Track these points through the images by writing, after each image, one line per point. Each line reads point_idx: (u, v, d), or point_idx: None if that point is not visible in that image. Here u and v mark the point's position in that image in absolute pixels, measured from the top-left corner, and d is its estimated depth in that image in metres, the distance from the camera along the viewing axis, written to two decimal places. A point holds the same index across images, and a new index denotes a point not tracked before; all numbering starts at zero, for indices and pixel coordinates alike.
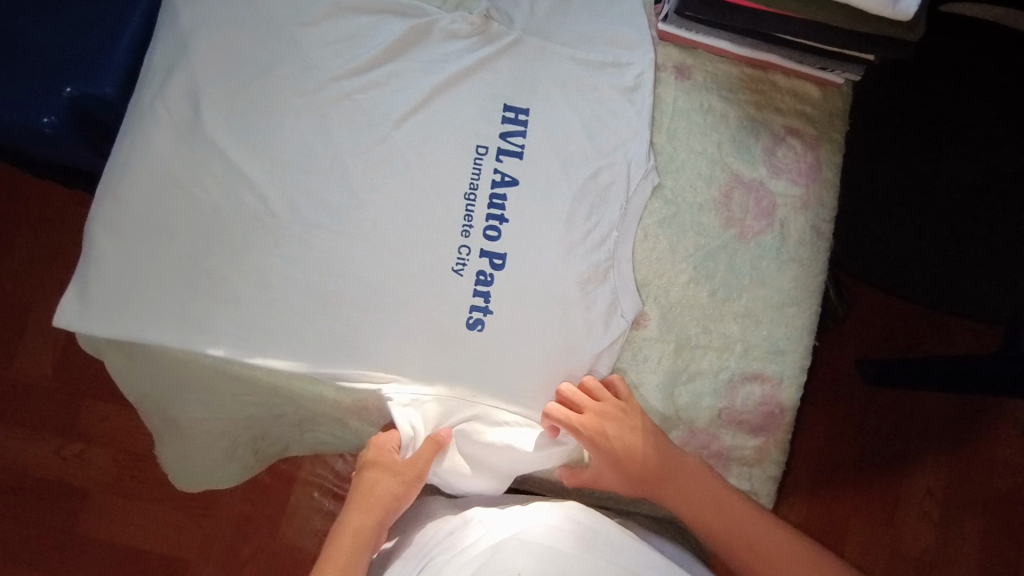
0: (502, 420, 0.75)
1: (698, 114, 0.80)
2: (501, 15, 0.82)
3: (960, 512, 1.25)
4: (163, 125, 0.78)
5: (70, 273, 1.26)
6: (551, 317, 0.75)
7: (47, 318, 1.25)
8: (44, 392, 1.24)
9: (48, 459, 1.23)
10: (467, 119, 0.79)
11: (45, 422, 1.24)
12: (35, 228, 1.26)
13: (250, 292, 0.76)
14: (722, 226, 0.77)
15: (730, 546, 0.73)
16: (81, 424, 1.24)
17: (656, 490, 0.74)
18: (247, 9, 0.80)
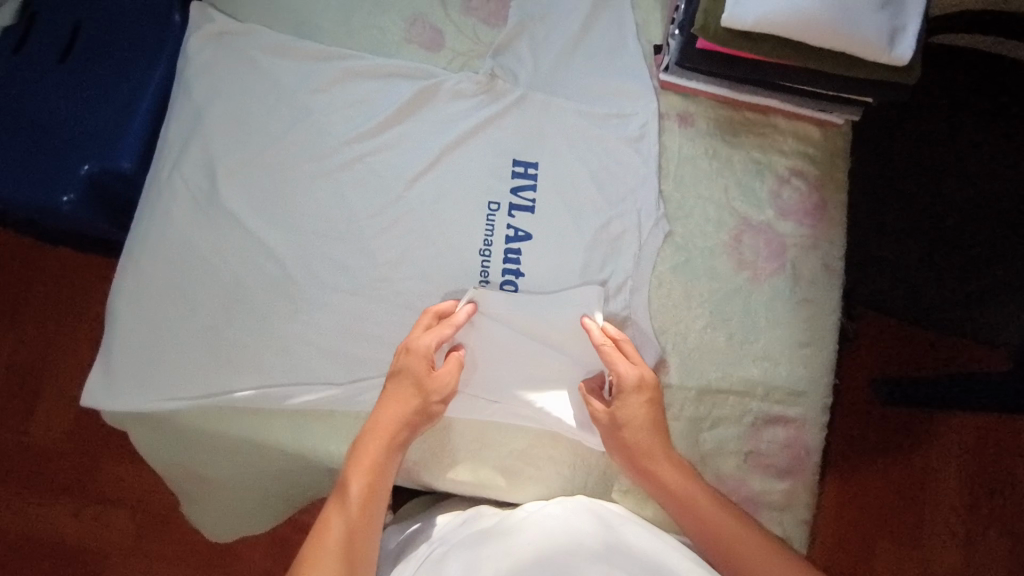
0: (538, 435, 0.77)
1: (704, 160, 0.82)
2: (506, 73, 0.83)
3: (985, 532, 1.23)
4: (180, 198, 0.80)
5: (86, 334, 1.27)
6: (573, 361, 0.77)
7: (65, 381, 1.26)
8: (62, 455, 1.24)
9: (69, 523, 1.22)
10: (478, 177, 0.81)
11: (64, 486, 1.23)
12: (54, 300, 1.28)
13: (274, 361, 0.77)
14: (734, 270, 0.78)
15: (717, 543, 0.69)
16: (100, 486, 1.23)
17: (650, 470, 0.72)
18: (259, 80, 0.82)
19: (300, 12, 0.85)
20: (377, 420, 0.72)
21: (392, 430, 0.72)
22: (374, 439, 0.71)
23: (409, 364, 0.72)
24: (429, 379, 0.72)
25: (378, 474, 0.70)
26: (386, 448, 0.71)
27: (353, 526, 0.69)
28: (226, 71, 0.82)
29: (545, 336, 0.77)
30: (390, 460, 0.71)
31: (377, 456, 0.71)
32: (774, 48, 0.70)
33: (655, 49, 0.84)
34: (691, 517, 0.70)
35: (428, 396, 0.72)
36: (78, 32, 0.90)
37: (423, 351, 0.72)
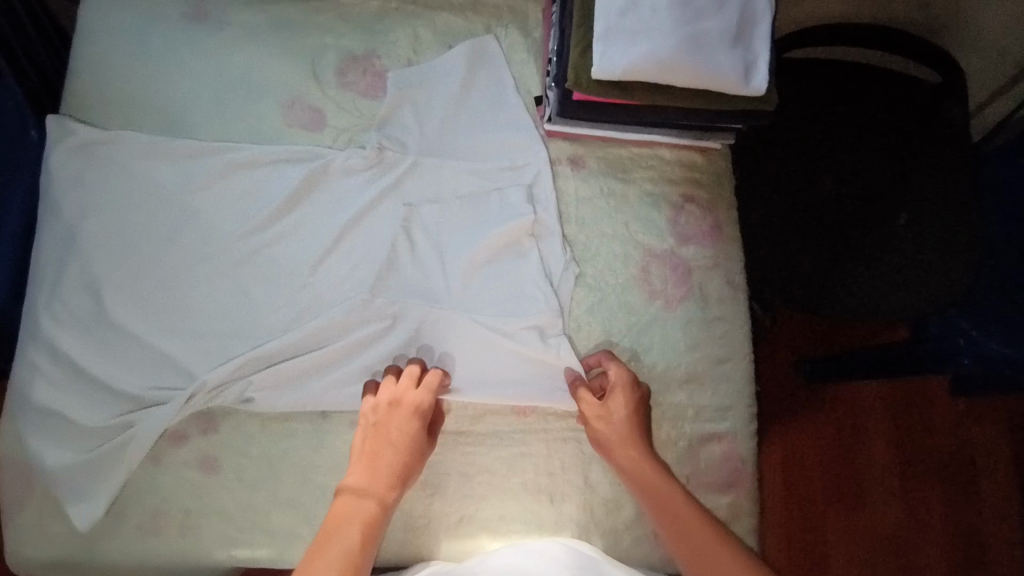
0: (483, 473, 0.77)
1: (601, 200, 0.85)
2: (393, 142, 0.83)
3: (924, 512, 1.26)
4: (62, 324, 0.74)
5: None
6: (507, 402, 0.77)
7: None
8: None
9: None
10: (381, 251, 0.80)
11: None
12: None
13: (196, 477, 0.74)
14: (647, 301, 0.81)
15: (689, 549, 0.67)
16: None
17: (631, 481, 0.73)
18: (136, 187, 0.79)
19: (169, 112, 0.82)
20: (363, 477, 0.71)
21: (382, 484, 0.70)
22: (375, 497, 0.69)
23: (392, 451, 0.72)
24: (408, 466, 0.72)
25: (371, 521, 0.68)
26: (374, 507, 0.69)
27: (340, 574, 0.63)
28: (100, 181, 0.78)
29: (492, 218, 0.82)
30: (379, 519, 0.68)
31: (367, 510, 0.68)
32: (645, 94, 0.73)
33: (535, 99, 0.86)
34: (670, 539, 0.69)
35: (412, 465, 0.72)
36: None
37: (403, 428, 0.72)
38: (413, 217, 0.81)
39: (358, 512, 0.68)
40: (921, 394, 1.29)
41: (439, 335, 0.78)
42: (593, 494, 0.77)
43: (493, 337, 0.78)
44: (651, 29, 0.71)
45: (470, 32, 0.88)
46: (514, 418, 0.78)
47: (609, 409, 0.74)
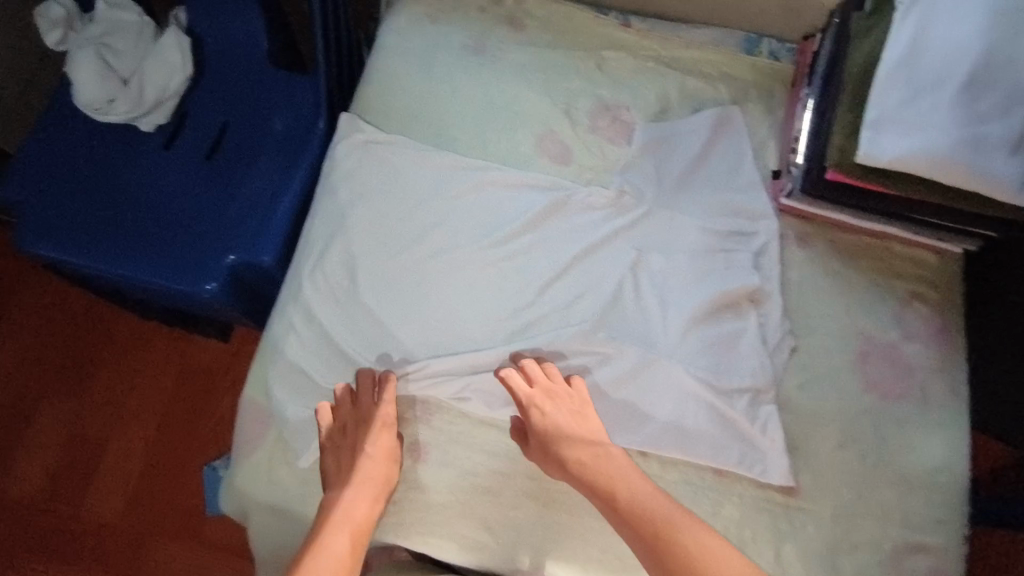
0: None
1: (825, 280, 0.84)
2: (633, 189, 0.88)
3: None
4: (321, 294, 0.84)
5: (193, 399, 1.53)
6: (704, 456, 0.78)
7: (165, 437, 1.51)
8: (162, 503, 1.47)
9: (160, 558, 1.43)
10: (606, 287, 0.84)
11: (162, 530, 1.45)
12: (192, 390, 1.53)
13: (407, 460, 0.79)
14: (862, 390, 0.79)
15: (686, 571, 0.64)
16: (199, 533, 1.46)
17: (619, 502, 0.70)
18: (400, 187, 0.87)
19: (438, 126, 0.91)
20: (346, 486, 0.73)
21: (366, 492, 0.73)
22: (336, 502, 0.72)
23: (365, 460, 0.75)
24: (383, 478, 0.75)
25: (359, 532, 0.70)
26: (364, 505, 0.72)
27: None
28: (372, 176, 0.88)
29: (714, 276, 0.84)
30: (365, 520, 0.71)
31: (357, 511, 0.71)
32: (907, 186, 0.74)
33: (773, 173, 0.89)
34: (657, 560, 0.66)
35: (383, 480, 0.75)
36: (223, 132, 0.98)
37: (382, 442, 0.76)
38: (641, 264, 0.85)
39: (345, 523, 0.70)
40: None
41: (649, 378, 0.81)
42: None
43: (700, 390, 0.79)
44: (929, 123, 0.71)
45: (717, 100, 0.92)
46: (710, 476, 0.78)
47: (558, 420, 0.75)
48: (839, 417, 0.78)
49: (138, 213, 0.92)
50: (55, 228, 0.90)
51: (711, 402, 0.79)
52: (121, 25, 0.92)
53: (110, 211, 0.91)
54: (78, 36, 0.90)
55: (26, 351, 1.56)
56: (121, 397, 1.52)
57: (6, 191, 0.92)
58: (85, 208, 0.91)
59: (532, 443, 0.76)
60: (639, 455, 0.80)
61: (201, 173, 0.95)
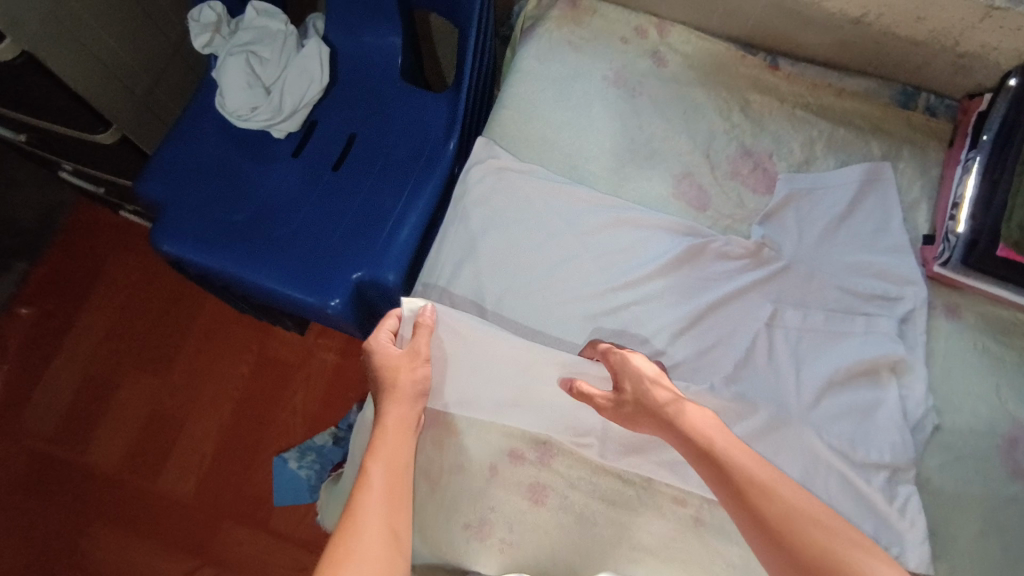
0: None
1: (973, 355, 0.81)
2: (773, 243, 0.85)
3: None
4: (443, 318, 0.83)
5: (264, 387, 1.51)
6: None
7: (240, 420, 1.49)
8: (234, 485, 1.44)
9: (233, 541, 1.40)
10: (740, 341, 0.81)
11: (234, 512, 1.42)
12: (267, 381, 1.52)
13: (522, 502, 0.78)
14: (1010, 478, 0.75)
15: (791, 535, 0.59)
16: (267, 515, 1.42)
17: (722, 462, 0.65)
18: (532, 216, 0.86)
19: (574, 158, 0.89)
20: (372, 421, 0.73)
21: (397, 414, 0.73)
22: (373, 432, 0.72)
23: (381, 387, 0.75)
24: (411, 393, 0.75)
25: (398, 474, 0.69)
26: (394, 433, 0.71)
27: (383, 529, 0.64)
28: (504, 203, 0.86)
29: (857, 342, 0.81)
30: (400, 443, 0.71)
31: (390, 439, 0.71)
32: None
33: (924, 238, 0.85)
34: (755, 520, 0.61)
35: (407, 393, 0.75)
36: (351, 143, 0.97)
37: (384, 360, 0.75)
38: (777, 321, 0.82)
39: (386, 463, 0.68)
40: None
41: (782, 441, 0.76)
42: None
43: (834, 462, 0.75)
44: None
45: (866, 155, 0.90)
46: None
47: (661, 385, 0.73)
48: (982, 502, 0.74)
49: (264, 217, 0.92)
50: (186, 226, 0.91)
51: (846, 476, 0.75)
52: (268, 33, 0.93)
53: (239, 215, 0.92)
54: (225, 41, 0.92)
55: (105, 331, 1.55)
56: (201, 379, 1.52)
57: (145, 187, 0.93)
58: (217, 211, 0.92)
59: (628, 407, 0.73)
60: None
61: (328, 186, 0.94)
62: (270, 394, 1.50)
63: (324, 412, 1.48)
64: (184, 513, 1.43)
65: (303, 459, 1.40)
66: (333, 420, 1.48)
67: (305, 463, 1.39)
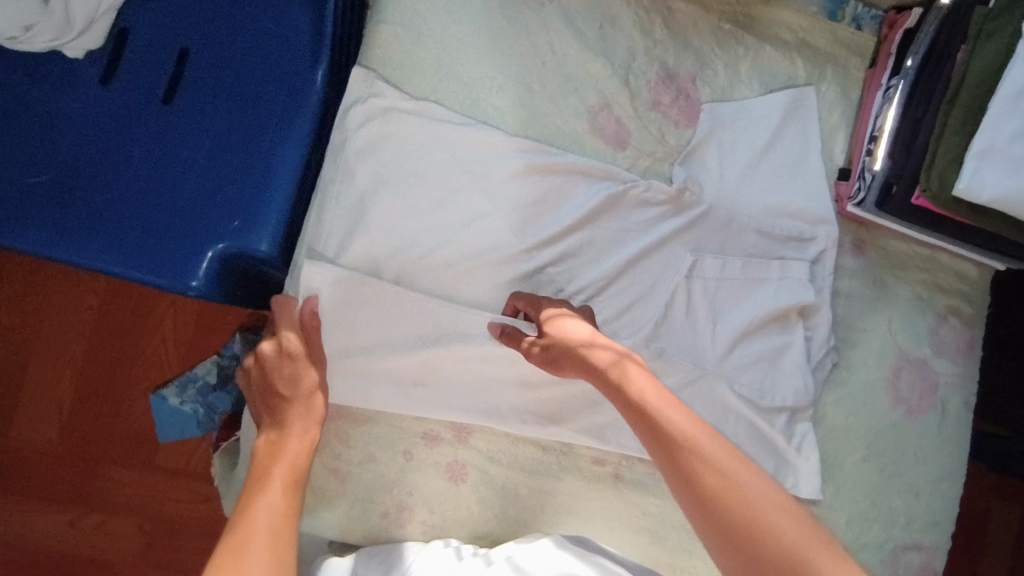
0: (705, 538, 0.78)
1: (873, 292, 0.83)
2: (696, 186, 0.79)
3: None
4: (327, 300, 0.69)
5: (107, 309, 1.11)
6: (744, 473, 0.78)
7: (83, 352, 1.10)
8: (95, 430, 1.09)
9: (108, 492, 1.09)
10: (659, 295, 0.78)
11: (103, 457, 1.09)
12: (115, 310, 1.11)
13: (443, 483, 0.74)
14: (890, 405, 0.82)
15: (743, 529, 0.45)
16: (145, 455, 1.10)
17: (653, 422, 0.53)
18: (429, 166, 0.73)
19: (475, 90, 0.75)
20: (256, 474, 0.55)
21: (300, 425, 0.59)
22: (256, 490, 0.53)
23: (292, 412, 0.60)
24: (309, 451, 0.58)
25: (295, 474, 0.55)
26: (282, 497, 0.53)
27: (275, 529, 0.49)
28: (395, 152, 0.72)
29: (772, 288, 0.80)
30: (290, 506, 0.52)
31: (278, 497, 0.52)
32: (994, 222, 0.70)
33: (839, 172, 0.83)
34: (695, 504, 0.48)
35: (306, 442, 0.58)
36: (182, 60, 0.74)
37: (300, 375, 0.62)
38: (696, 272, 0.79)
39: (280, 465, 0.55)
40: None
41: (692, 396, 0.77)
42: None
43: (742, 410, 0.78)
44: None
45: (790, 78, 0.83)
46: None
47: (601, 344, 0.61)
48: (865, 429, 0.81)
49: (78, 175, 0.69)
50: None
51: (754, 421, 0.78)
52: None
53: (41, 176, 0.68)
54: None
55: None
56: (15, 307, 1.09)
57: None
58: (7, 171, 0.68)
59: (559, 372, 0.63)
60: None
61: (162, 125, 0.72)
62: (113, 319, 1.11)
63: (199, 337, 1.12)
64: (44, 471, 1.09)
65: (184, 393, 1.02)
66: (215, 345, 1.12)
67: (188, 397, 1.01)
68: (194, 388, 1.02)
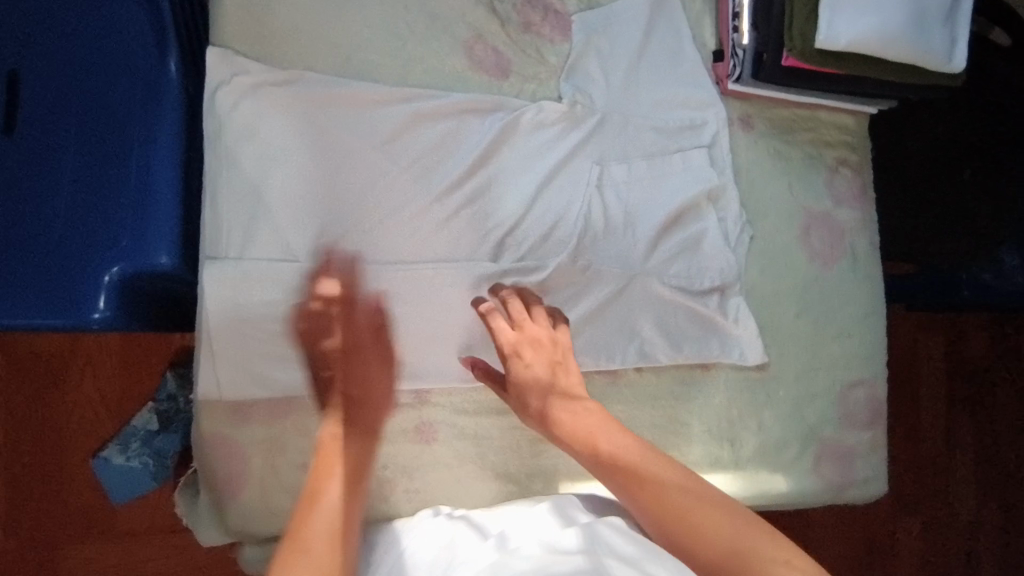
0: (677, 427, 0.81)
1: (769, 160, 0.87)
2: (585, 97, 0.80)
3: (994, 489, 1.32)
4: (247, 293, 0.67)
5: (14, 382, 1.02)
6: (692, 357, 0.82)
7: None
8: (39, 511, 1.01)
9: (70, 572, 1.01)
10: (575, 210, 0.79)
11: (56, 537, 1.01)
12: (26, 385, 1.02)
13: (414, 445, 0.73)
14: (809, 261, 0.87)
15: (669, 522, 0.58)
16: (101, 522, 1.02)
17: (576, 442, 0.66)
18: (318, 135, 0.70)
19: (344, 48, 0.73)
20: None
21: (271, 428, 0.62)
22: None
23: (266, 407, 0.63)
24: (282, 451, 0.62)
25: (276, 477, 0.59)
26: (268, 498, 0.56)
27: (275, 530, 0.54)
28: (277, 128, 0.69)
29: (679, 178, 0.83)
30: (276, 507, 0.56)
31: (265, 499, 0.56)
32: (856, 64, 0.75)
33: (713, 54, 0.86)
34: (635, 503, 0.61)
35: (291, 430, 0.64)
36: (13, 83, 0.67)
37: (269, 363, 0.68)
38: (605, 180, 0.80)
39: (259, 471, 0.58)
40: (998, 377, 1.33)
41: (630, 299, 0.80)
42: (767, 437, 0.84)
43: (678, 298, 0.81)
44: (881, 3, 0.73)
45: None
46: (698, 372, 0.83)
47: (536, 372, 0.69)
48: (791, 288, 0.86)
49: None
50: None
51: (690, 305, 0.82)
52: None
53: None
54: None
55: None
56: None
57: None
58: None
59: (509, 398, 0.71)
60: (637, 373, 0.81)
61: (14, 157, 0.66)
62: (23, 390, 1.02)
63: (124, 384, 1.04)
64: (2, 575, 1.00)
65: (128, 449, 0.96)
66: (146, 392, 1.04)
67: (133, 450, 0.94)
68: (138, 441, 0.96)
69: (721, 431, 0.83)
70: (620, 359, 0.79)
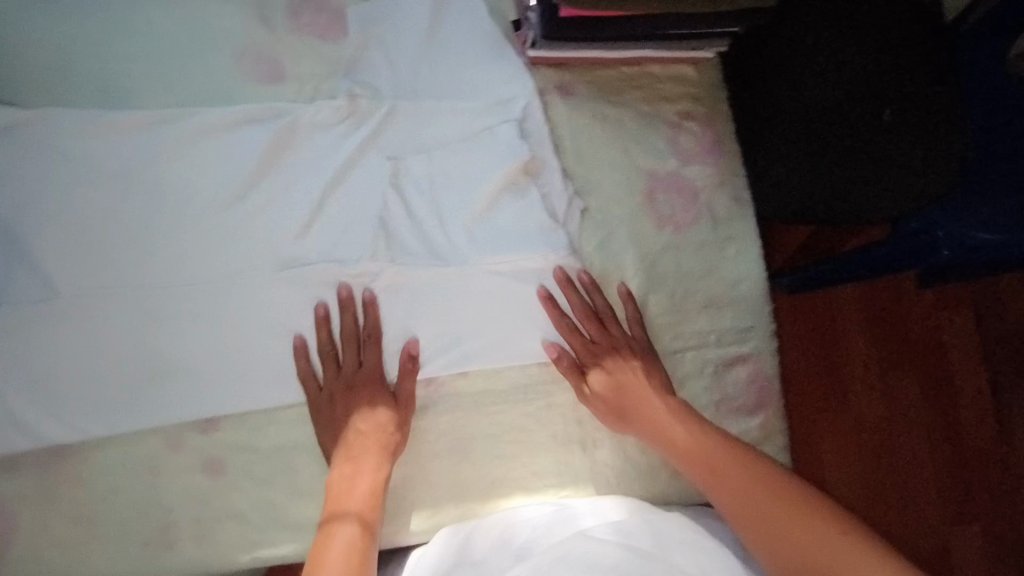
0: (514, 433, 0.74)
1: (596, 127, 0.79)
2: (367, 89, 0.75)
3: (960, 482, 1.20)
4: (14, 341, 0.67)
5: None
6: (519, 352, 0.74)
7: None
8: None
9: None
10: (371, 211, 0.74)
11: None
12: None
13: (201, 482, 0.69)
14: (657, 230, 0.78)
15: (688, 454, 0.68)
16: None
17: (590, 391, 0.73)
18: (75, 172, 0.68)
19: (102, 78, 0.71)
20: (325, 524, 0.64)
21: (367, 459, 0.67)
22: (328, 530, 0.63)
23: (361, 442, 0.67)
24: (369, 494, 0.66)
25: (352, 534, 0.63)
26: (357, 536, 0.63)
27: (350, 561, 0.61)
28: (32, 170, 0.68)
29: (490, 160, 0.75)
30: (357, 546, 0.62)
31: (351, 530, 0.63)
32: None
33: (513, 24, 0.79)
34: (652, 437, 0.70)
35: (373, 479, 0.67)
36: None
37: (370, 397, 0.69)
38: (401, 174, 0.75)
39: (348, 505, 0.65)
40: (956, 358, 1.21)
41: (443, 297, 0.73)
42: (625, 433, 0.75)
43: (497, 291, 0.73)
44: None
45: None
46: (537, 369, 0.74)
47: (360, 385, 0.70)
48: (640, 262, 0.77)
49: None
50: None
51: (512, 296, 0.74)
52: None
53: None
54: None
55: None
56: None
57: None
58: None
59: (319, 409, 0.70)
60: (463, 377, 0.73)
61: None
62: None
63: None
64: None
65: None
66: None
67: None
68: None
69: (568, 432, 0.75)
70: (437, 361, 0.72)
